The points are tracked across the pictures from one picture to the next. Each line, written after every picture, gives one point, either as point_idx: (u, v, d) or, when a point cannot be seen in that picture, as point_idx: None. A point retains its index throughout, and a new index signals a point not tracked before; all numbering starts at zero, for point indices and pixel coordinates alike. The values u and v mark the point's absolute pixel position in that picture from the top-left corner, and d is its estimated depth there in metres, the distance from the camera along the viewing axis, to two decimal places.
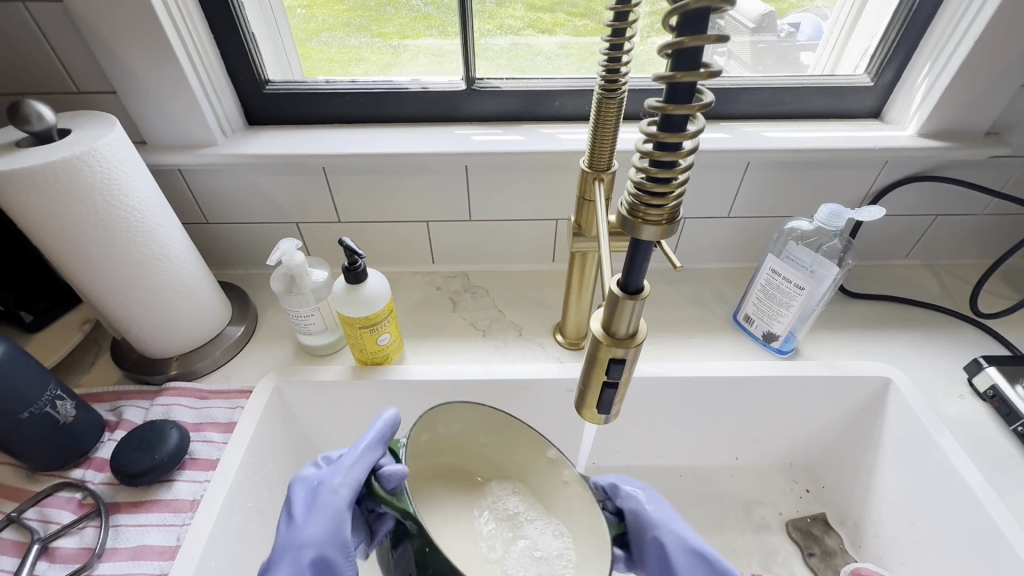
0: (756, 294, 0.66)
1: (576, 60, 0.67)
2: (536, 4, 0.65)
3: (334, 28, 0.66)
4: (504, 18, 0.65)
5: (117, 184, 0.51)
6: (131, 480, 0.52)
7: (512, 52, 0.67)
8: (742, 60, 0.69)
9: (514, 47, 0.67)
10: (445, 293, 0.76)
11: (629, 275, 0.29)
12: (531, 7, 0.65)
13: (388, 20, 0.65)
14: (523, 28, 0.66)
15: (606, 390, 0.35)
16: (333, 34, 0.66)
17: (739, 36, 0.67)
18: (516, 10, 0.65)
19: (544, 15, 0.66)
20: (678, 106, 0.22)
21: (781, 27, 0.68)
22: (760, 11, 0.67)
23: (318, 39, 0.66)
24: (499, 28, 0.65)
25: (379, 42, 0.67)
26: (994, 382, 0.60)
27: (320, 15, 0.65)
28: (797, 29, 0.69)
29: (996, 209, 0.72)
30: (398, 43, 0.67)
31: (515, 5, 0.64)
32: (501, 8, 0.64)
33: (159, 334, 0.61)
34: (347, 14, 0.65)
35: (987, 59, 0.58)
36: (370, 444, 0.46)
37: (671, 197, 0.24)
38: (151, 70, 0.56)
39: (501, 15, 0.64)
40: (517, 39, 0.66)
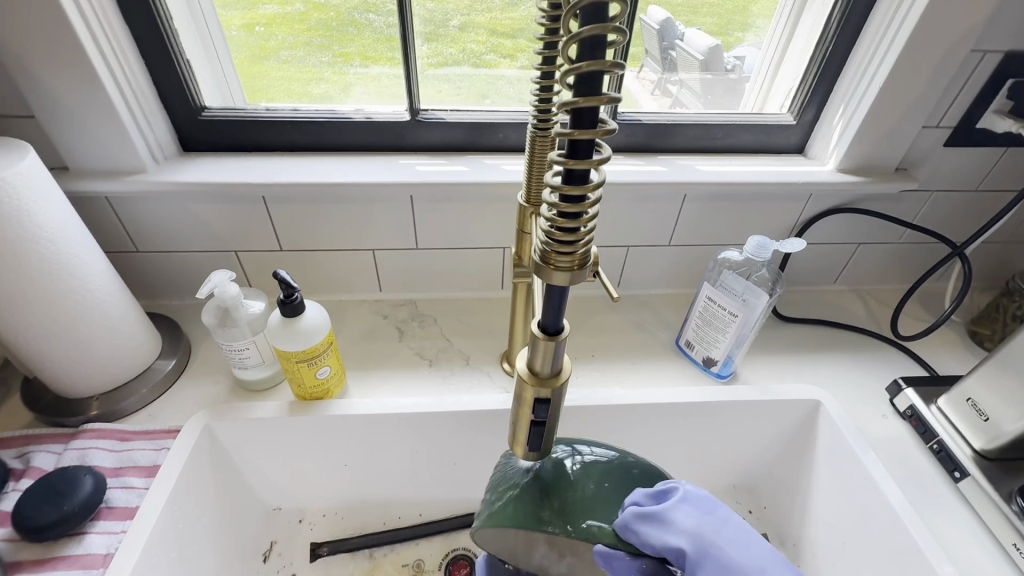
0: (695, 321, 0.68)
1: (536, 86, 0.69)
2: (499, 29, 0.65)
3: (294, 46, 0.64)
4: (467, 42, 0.65)
5: (27, 215, 0.48)
6: (35, 535, 0.48)
7: (474, 77, 0.68)
8: (692, 90, 0.73)
9: (476, 73, 0.68)
10: (392, 322, 0.75)
11: (548, 317, 0.29)
12: (494, 33, 0.65)
13: (349, 40, 0.64)
14: (486, 53, 0.67)
15: (535, 429, 0.35)
16: (294, 52, 0.64)
17: (688, 69, 0.72)
18: (478, 36, 0.65)
19: (505, 41, 0.66)
20: (578, 161, 0.23)
21: (727, 60, 0.72)
22: (709, 44, 0.70)
23: (278, 57, 0.65)
24: (462, 52, 0.66)
25: (342, 62, 0.65)
26: (911, 402, 0.64)
27: (280, 32, 0.63)
28: (741, 62, 0.73)
29: (910, 238, 0.78)
30: (358, 64, 0.65)
31: (478, 31, 0.65)
32: (464, 32, 0.65)
33: (76, 373, 0.57)
34: (308, 33, 0.63)
35: (892, 101, 0.63)
36: None
37: (580, 244, 0.25)
38: (73, 94, 0.54)
39: (464, 39, 0.65)
40: (480, 65, 0.67)
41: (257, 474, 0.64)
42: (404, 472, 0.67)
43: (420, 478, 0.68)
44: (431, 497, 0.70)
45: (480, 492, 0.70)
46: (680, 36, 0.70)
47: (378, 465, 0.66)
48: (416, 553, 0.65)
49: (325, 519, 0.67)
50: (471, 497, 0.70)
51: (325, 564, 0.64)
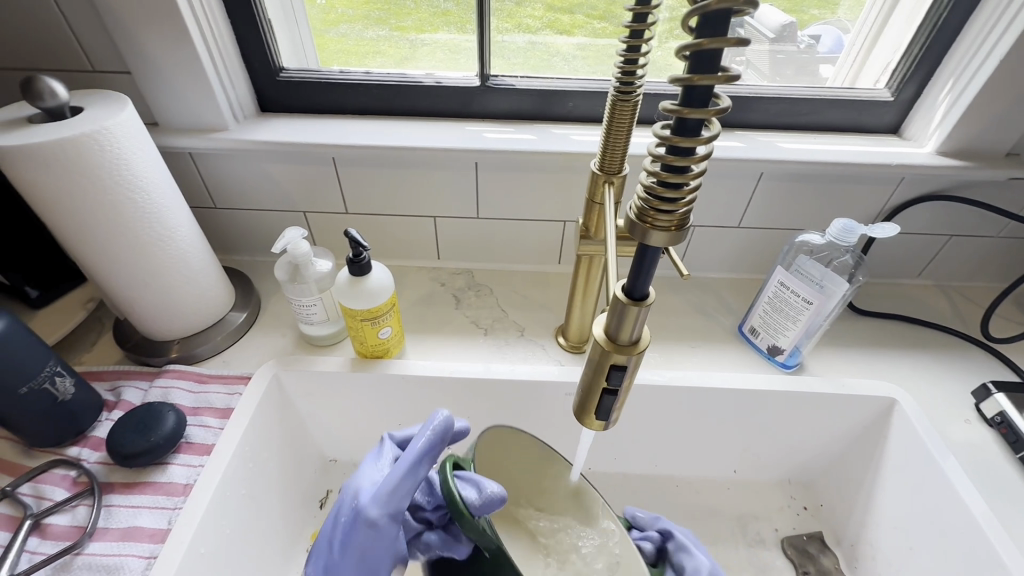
0: (763, 307, 0.65)
1: (592, 62, 0.66)
2: (557, 5, 0.64)
3: (352, 21, 0.65)
4: (522, 17, 0.64)
5: (126, 163, 0.50)
6: (125, 461, 0.52)
7: (529, 52, 0.66)
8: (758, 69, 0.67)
9: (532, 46, 0.66)
10: (449, 290, 0.76)
11: (635, 281, 0.29)
12: (551, 8, 0.64)
13: (407, 14, 0.65)
14: (541, 29, 0.65)
15: (606, 396, 0.34)
16: (352, 26, 0.65)
17: (756, 44, 0.66)
18: (535, 10, 0.64)
19: (563, 17, 0.64)
20: (694, 110, 0.21)
21: (801, 39, 0.67)
22: (782, 22, 0.65)
23: (337, 30, 0.66)
24: (516, 27, 0.64)
25: (398, 35, 0.66)
26: (1002, 409, 0.59)
27: (340, 7, 0.64)
28: (816, 42, 0.67)
29: (1011, 232, 0.71)
30: (415, 37, 0.66)
31: (534, 5, 0.63)
32: (520, 7, 0.63)
33: (161, 318, 0.61)
34: (366, 7, 0.64)
35: (1011, 77, 0.57)
36: (421, 455, 0.44)
37: (681, 204, 0.24)
38: (166, 51, 0.56)
39: (520, 14, 0.64)
40: (535, 39, 0.65)
41: (317, 425, 0.67)
42: None
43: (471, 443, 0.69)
44: None
45: None
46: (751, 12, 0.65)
47: None
48: None
49: None
50: None
51: None
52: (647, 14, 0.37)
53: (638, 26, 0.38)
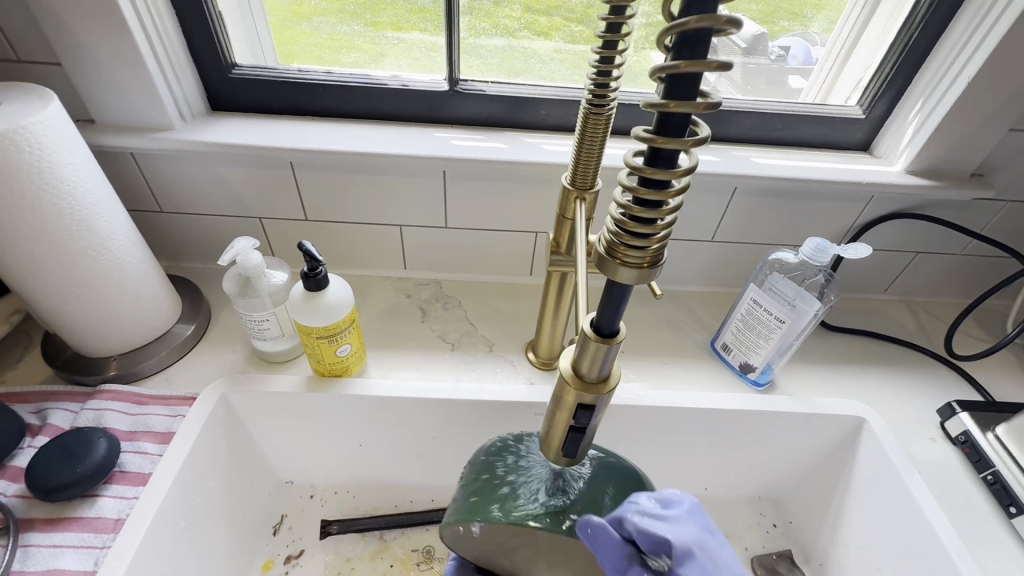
0: (736, 324, 0.64)
1: (570, 66, 0.64)
2: (535, 6, 0.61)
3: (327, 13, 0.61)
4: (500, 18, 0.61)
5: (50, 165, 0.45)
6: (48, 495, 0.47)
7: (505, 52, 0.63)
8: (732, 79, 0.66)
9: (509, 48, 0.63)
10: (415, 302, 0.72)
11: (604, 317, 0.26)
12: (529, 8, 0.61)
13: (381, 9, 0.61)
14: (519, 30, 0.62)
15: (572, 435, 0.32)
16: (325, 19, 0.62)
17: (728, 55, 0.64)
18: (513, 10, 0.61)
19: (541, 18, 0.62)
20: (669, 139, 0.19)
21: (770, 49, 0.66)
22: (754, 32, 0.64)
23: (309, 23, 0.62)
24: (494, 27, 0.62)
25: (374, 32, 0.62)
26: (966, 428, 0.59)
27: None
28: (786, 53, 0.67)
29: (974, 250, 0.72)
30: (388, 34, 0.62)
31: (512, 5, 0.61)
32: (498, 7, 0.61)
33: (94, 333, 0.56)
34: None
35: (979, 99, 0.57)
36: None
37: (654, 240, 0.22)
38: (101, 43, 0.51)
39: (498, 14, 0.61)
40: (513, 40, 0.63)
41: (271, 446, 0.63)
42: (420, 457, 0.66)
43: (436, 463, 0.66)
44: (446, 483, 0.68)
45: None
46: None
47: (396, 448, 0.64)
48: (426, 539, 0.64)
49: (336, 496, 0.66)
50: None
51: (335, 542, 0.63)
52: (625, 8, 0.34)
53: (612, 31, 0.35)
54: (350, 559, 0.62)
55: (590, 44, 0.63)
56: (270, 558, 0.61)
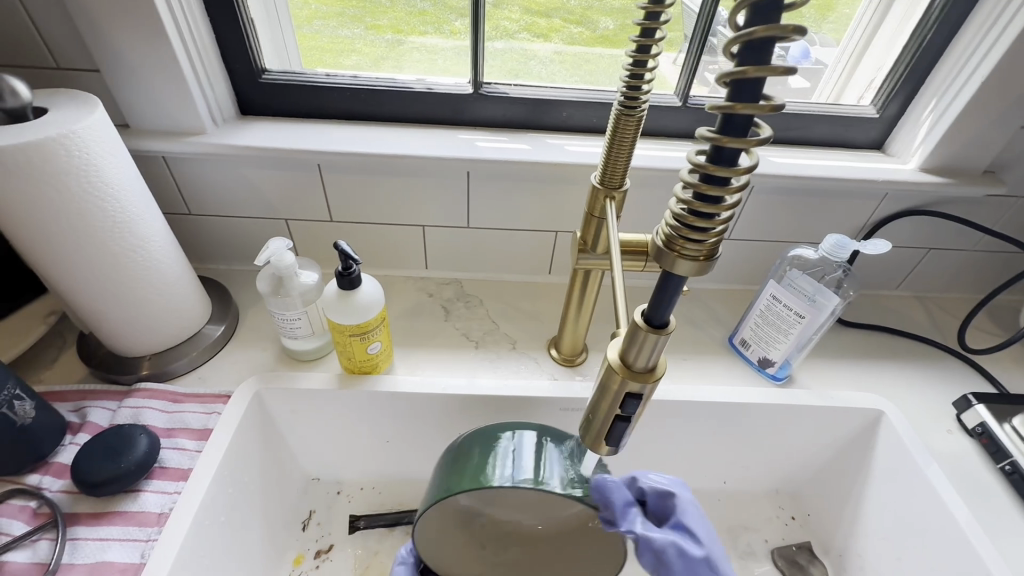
0: (754, 319, 0.65)
1: (569, 67, 0.66)
2: (533, 8, 0.62)
3: (326, 17, 0.63)
4: (500, 20, 0.62)
5: (96, 169, 0.47)
6: (93, 490, 0.48)
7: (506, 55, 0.64)
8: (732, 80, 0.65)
9: (508, 50, 0.64)
10: (437, 301, 0.74)
11: (656, 309, 0.27)
12: (528, 11, 0.62)
13: (381, 12, 0.63)
14: (518, 32, 0.63)
15: (617, 423, 0.33)
16: (326, 23, 0.63)
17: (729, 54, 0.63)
18: (512, 13, 0.62)
19: (539, 19, 0.63)
20: (733, 139, 0.20)
21: None
22: None
23: (310, 27, 0.63)
24: (494, 30, 0.62)
25: (373, 34, 0.64)
26: (983, 419, 0.60)
27: (313, 2, 0.62)
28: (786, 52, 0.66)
29: (985, 246, 0.74)
30: (392, 37, 0.64)
31: (511, 7, 0.61)
32: (497, 9, 0.61)
33: (131, 333, 0.57)
34: (341, 3, 0.62)
35: (991, 97, 0.58)
36: None
37: (712, 234, 0.23)
38: (139, 50, 0.53)
39: (498, 16, 0.62)
40: (512, 43, 0.64)
41: (301, 443, 0.64)
42: None
43: None
44: None
45: None
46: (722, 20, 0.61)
47: (422, 444, 0.66)
48: None
49: (363, 492, 0.68)
50: None
51: (364, 536, 0.64)
52: (659, 13, 0.37)
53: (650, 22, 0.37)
54: (380, 552, 0.63)
55: (589, 45, 0.65)
56: (301, 552, 0.62)
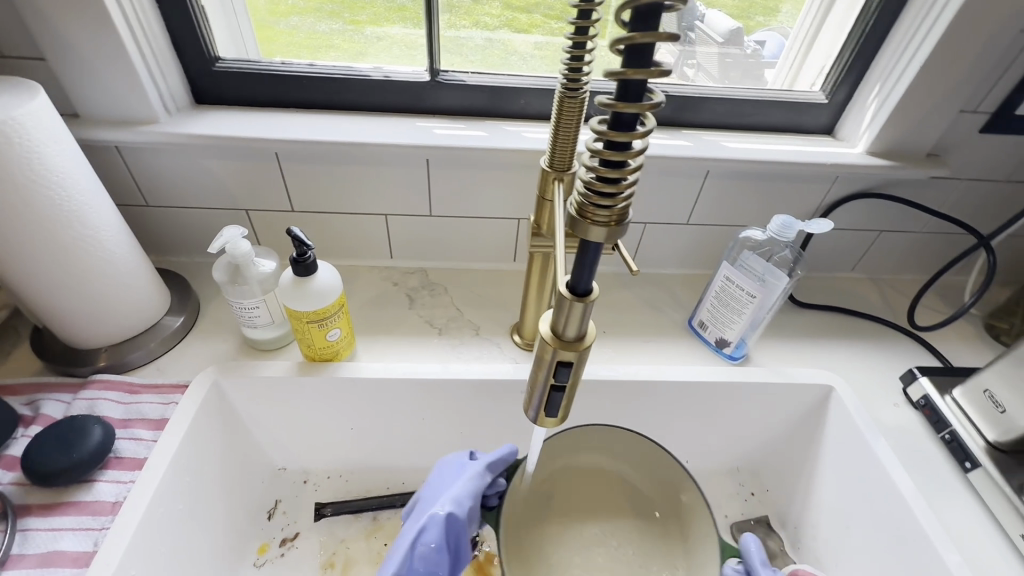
0: (711, 301, 0.67)
1: (550, 62, 0.67)
2: (514, 3, 0.64)
3: (304, 12, 0.63)
4: (480, 15, 0.64)
5: (38, 156, 0.46)
6: (45, 480, 0.48)
7: (487, 50, 0.66)
8: (708, 71, 0.69)
9: (488, 45, 0.66)
10: (402, 289, 0.74)
11: (578, 277, 0.28)
12: (509, 6, 0.64)
13: (361, 8, 0.63)
14: (499, 27, 0.65)
15: (554, 393, 0.34)
16: (303, 18, 0.63)
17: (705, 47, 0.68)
18: (493, 8, 0.63)
19: (521, 15, 0.64)
20: (629, 104, 0.21)
21: (747, 43, 0.69)
22: (731, 27, 0.67)
23: (287, 22, 0.63)
24: (474, 24, 0.64)
25: (352, 30, 0.64)
26: (926, 392, 0.63)
27: None
28: (762, 48, 0.70)
29: (933, 228, 0.76)
30: (370, 32, 0.64)
31: (492, 3, 0.63)
32: (477, 5, 0.63)
33: (84, 325, 0.57)
34: None
35: (929, 82, 0.61)
36: None
37: (620, 199, 0.24)
38: (84, 37, 0.52)
39: (477, 12, 0.63)
40: (492, 36, 0.65)
41: (264, 432, 0.64)
42: (410, 439, 0.67)
43: (426, 445, 0.68)
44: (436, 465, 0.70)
45: None
46: (700, 17, 0.66)
47: (387, 431, 0.66)
48: None
49: (328, 480, 0.68)
50: None
51: (329, 524, 0.64)
52: None
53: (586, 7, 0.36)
54: (344, 539, 0.63)
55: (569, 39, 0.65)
56: (265, 541, 0.62)
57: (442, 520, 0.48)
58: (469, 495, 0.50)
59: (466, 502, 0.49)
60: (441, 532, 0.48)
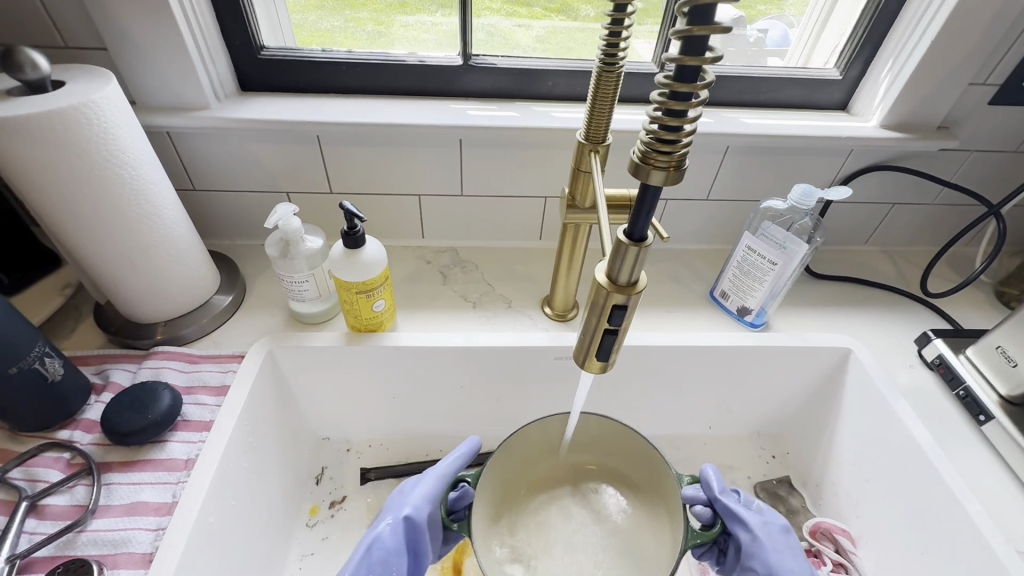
0: (732, 271, 0.70)
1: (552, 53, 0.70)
2: None
3: (306, 10, 0.66)
4: (482, 10, 0.66)
5: (112, 138, 0.50)
6: (124, 439, 0.52)
7: (490, 43, 0.68)
8: None
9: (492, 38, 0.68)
10: (435, 267, 0.78)
11: (635, 223, 0.32)
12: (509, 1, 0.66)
13: (362, 5, 0.66)
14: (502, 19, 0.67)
15: (607, 336, 0.37)
16: (306, 15, 0.66)
17: None
18: (494, 3, 0.66)
19: (521, 8, 0.67)
20: (691, 58, 0.25)
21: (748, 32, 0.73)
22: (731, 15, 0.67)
23: (293, 20, 0.66)
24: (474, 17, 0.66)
25: (354, 26, 0.67)
26: (940, 352, 0.66)
27: None
28: (764, 35, 0.73)
29: (945, 199, 0.79)
30: (373, 29, 0.67)
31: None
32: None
33: (146, 299, 0.60)
34: None
35: (940, 56, 0.63)
36: None
37: (679, 146, 0.27)
38: (145, 27, 0.55)
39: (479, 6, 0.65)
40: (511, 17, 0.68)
41: (312, 401, 0.68)
42: (448, 407, 0.71)
43: (463, 412, 0.72)
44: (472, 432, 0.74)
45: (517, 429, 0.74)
46: None
47: (427, 398, 0.70)
48: None
49: (372, 448, 0.72)
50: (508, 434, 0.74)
51: (375, 487, 0.68)
52: None
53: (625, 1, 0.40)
54: None
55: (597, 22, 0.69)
56: (316, 503, 0.66)
57: (399, 526, 0.50)
58: (427, 500, 0.52)
59: (423, 507, 0.52)
60: (398, 537, 0.50)
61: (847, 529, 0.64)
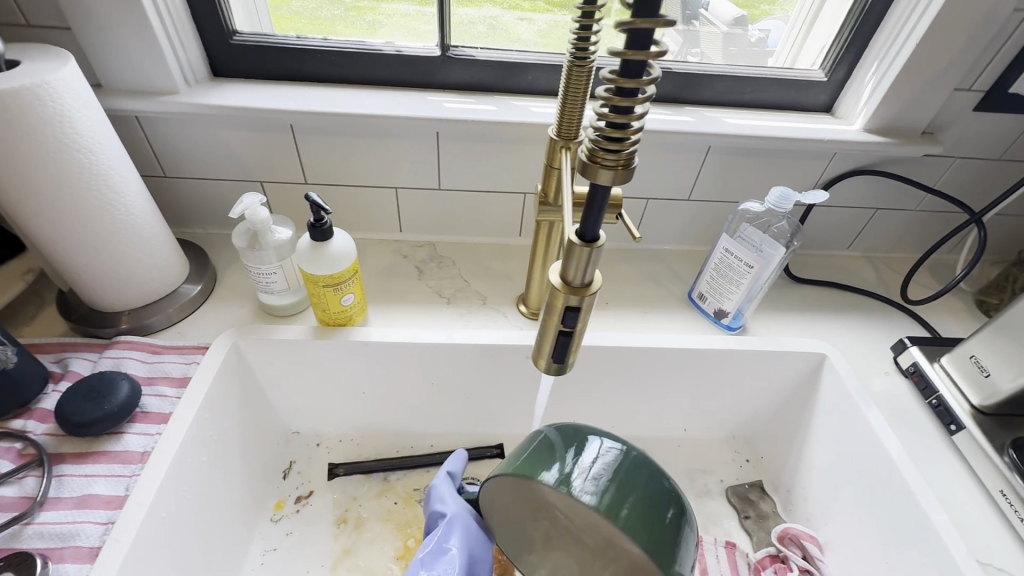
0: (710, 273, 0.69)
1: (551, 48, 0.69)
2: None
3: None
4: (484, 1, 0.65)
5: (70, 120, 0.48)
6: (77, 430, 0.51)
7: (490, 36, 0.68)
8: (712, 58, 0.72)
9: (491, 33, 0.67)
10: (411, 262, 0.77)
11: (586, 223, 0.31)
12: None
13: None
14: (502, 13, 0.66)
15: (561, 338, 0.37)
16: (305, 3, 0.65)
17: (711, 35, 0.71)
18: None
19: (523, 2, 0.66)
20: (636, 52, 0.24)
21: (751, 32, 0.72)
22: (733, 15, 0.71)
23: (290, 7, 0.65)
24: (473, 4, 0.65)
25: (353, 15, 0.66)
26: (915, 360, 0.66)
27: None
28: (766, 36, 0.73)
29: (928, 206, 0.78)
30: (372, 18, 0.66)
31: None
32: None
33: (109, 288, 0.59)
34: None
35: (924, 60, 0.63)
36: None
37: (627, 144, 0.26)
38: (108, 8, 0.54)
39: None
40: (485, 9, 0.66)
41: (280, 395, 0.67)
42: (419, 403, 0.70)
43: (435, 409, 0.71)
44: (443, 430, 0.73)
45: (490, 428, 0.74)
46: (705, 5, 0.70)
47: (398, 394, 0.69)
48: (425, 481, 0.69)
49: (341, 444, 0.71)
50: (480, 432, 0.74)
51: (342, 483, 0.67)
52: None
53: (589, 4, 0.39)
54: (357, 497, 0.66)
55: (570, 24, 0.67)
56: (281, 499, 0.65)
57: (450, 527, 0.53)
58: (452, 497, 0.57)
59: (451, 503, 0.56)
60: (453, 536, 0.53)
61: (815, 535, 0.64)
